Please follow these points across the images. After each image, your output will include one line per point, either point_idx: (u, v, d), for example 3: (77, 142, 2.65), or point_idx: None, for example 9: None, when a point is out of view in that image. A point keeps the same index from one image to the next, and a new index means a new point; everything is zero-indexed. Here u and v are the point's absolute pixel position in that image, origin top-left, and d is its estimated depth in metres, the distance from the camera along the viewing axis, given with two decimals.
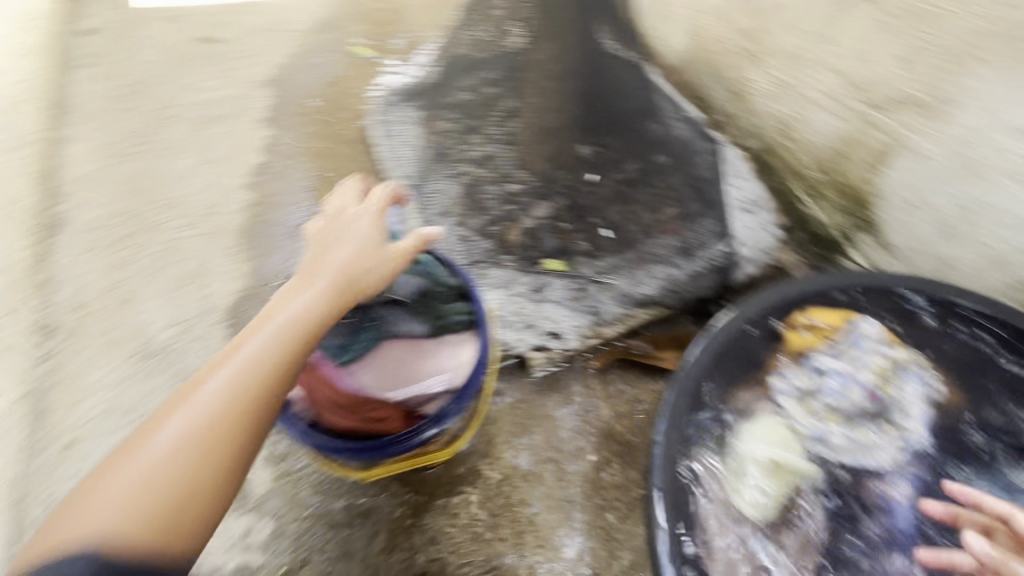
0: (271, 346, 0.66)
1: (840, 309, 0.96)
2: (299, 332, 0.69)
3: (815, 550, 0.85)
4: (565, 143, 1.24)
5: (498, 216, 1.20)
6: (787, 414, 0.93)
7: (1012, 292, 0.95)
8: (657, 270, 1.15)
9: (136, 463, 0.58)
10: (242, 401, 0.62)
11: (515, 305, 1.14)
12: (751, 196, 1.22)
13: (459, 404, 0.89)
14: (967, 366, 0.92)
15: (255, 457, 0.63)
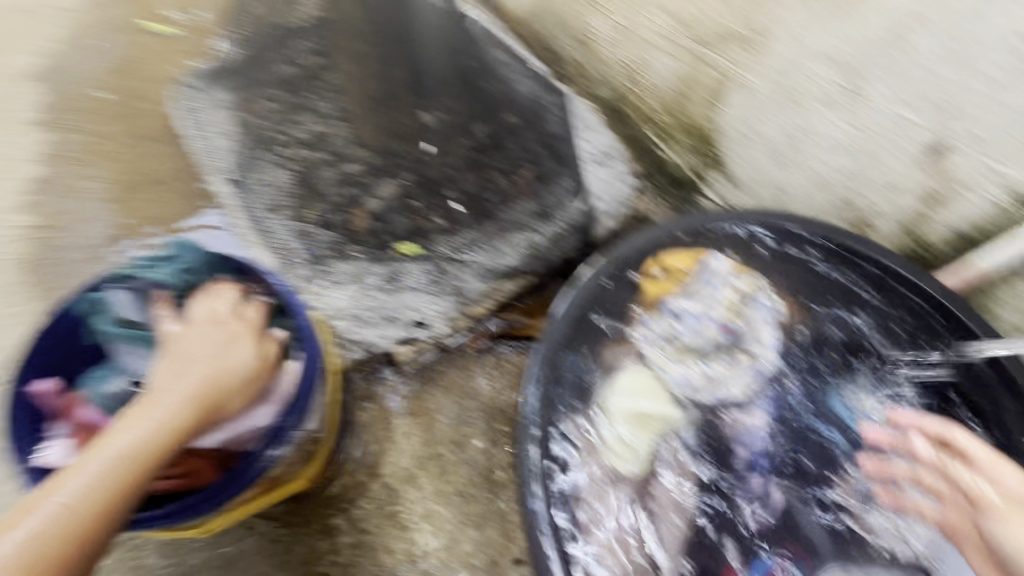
0: (95, 486, 0.63)
1: (688, 248, 0.89)
2: (133, 466, 0.65)
3: (687, 494, 0.83)
4: (406, 111, 1.13)
5: (340, 203, 1.04)
6: (649, 366, 0.88)
7: (840, 212, 1.03)
8: (517, 238, 1.06)
9: None
10: (57, 548, 0.60)
11: (367, 300, 0.99)
12: (603, 148, 1.18)
13: (294, 417, 0.72)
14: (812, 283, 0.91)
15: None
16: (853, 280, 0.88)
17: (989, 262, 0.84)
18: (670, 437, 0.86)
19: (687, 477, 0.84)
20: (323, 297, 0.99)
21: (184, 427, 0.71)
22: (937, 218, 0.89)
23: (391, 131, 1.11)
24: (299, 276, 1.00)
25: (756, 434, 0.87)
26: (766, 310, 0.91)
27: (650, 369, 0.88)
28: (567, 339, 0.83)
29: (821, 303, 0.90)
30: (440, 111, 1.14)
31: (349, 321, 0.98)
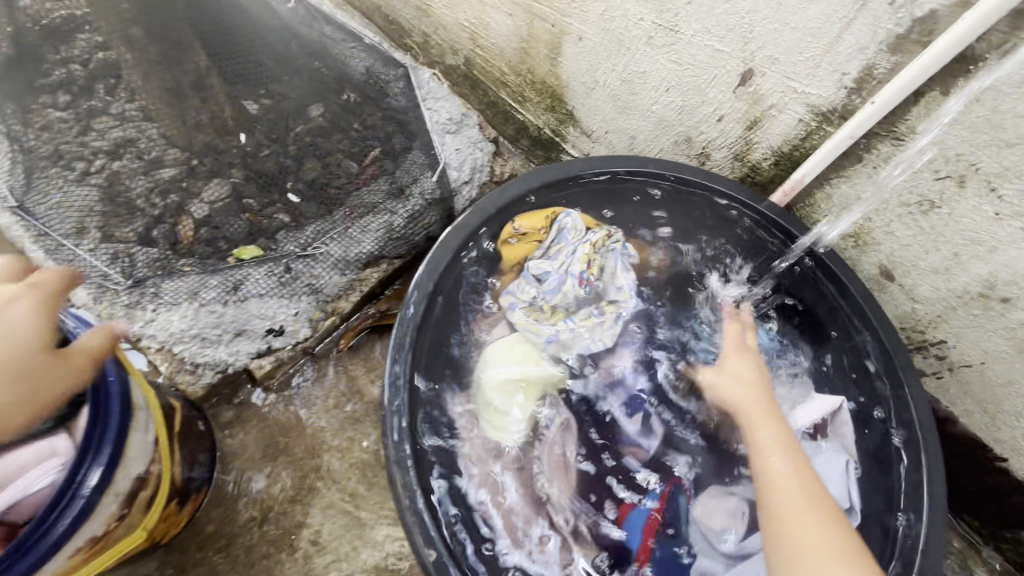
0: None
1: (537, 207, 0.91)
2: None
3: (574, 447, 0.86)
4: (215, 97, 0.96)
5: (157, 214, 0.92)
6: (519, 332, 0.90)
7: (680, 148, 1.09)
8: (371, 222, 1.00)
9: None
10: None
11: (209, 316, 0.89)
12: (450, 116, 1.14)
13: (98, 455, 0.60)
14: (657, 223, 0.99)
15: None
16: (687, 217, 0.97)
17: (804, 172, 0.90)
18: (546, 400, 0.88)
19: (567, 439, 0.87)
20: (154, 323, 0.87)
21: None
22: (759, 141, 0.95)
23: (210, 125, 0.97)
24: (123, 304, 0.86)
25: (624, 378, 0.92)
26: (620, 255, 0.97)
27: (520, 335, 0.90)
28: (428, 321, 0.81)
29: (665, 241, 1.00)
30: (267, 96, 1.02)
31: (192, 343, 0.88)
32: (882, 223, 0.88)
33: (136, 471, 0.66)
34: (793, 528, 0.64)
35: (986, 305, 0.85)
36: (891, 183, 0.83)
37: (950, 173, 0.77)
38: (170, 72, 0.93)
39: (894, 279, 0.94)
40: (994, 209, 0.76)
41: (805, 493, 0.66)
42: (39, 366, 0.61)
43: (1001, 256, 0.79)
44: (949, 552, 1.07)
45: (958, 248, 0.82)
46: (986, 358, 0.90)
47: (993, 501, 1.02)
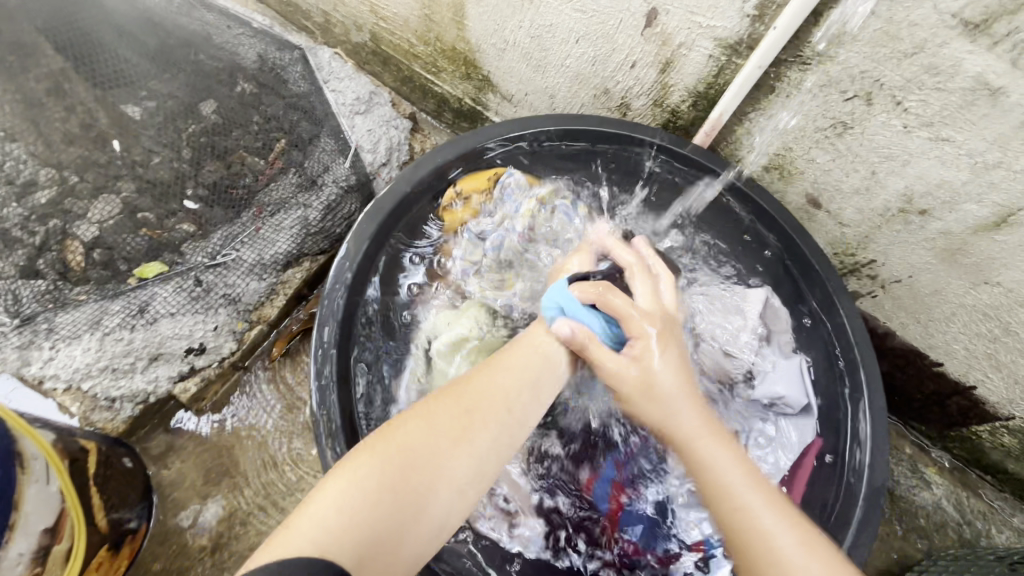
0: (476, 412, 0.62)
1: (477, 169, 0.94)
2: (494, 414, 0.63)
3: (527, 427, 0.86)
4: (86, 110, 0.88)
5: (36, 244, 0.83)
6: (469, 297, 0.95)
7: (598, 103, 1.06)
8: (286, 219, 0.94)
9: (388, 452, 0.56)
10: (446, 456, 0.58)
11: (117, 344, 0.83)
12: (357, 95, 1.07)
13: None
14: (586, 180, 1.01)
15: (387, 526, 0.53)
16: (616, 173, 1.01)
17: (721, 110, 0.88)
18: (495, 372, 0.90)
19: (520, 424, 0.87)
20: (55, 361, 0.80)
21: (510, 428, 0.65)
22: (674, 83, 0.93)
23: (83, 135, 0.88)
24: (14, 345, 0.79)
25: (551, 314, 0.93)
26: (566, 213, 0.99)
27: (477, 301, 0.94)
28: (350, 311, 0.83)
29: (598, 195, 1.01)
30: (149, 98, 0.91)
31: (103, 377, 0.82)
32: (802, 151, 0.88)
33: (39, 526, 0.62)
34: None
35: (906, 219, 0.86)
36: (803, 110, 0.83)
37: (856, 93, 0.76)
38: (17, 83, 0.86)
39: (820, 205, 0.95)
40: (902, 122, 0.76)
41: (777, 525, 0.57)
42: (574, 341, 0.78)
43: (914, 168, 0.80)
44: (900, 459, 1.12)
45: (874, 165, 0.83)
46: (913, 271, 0.92)
47: (934, 405, 1.07)
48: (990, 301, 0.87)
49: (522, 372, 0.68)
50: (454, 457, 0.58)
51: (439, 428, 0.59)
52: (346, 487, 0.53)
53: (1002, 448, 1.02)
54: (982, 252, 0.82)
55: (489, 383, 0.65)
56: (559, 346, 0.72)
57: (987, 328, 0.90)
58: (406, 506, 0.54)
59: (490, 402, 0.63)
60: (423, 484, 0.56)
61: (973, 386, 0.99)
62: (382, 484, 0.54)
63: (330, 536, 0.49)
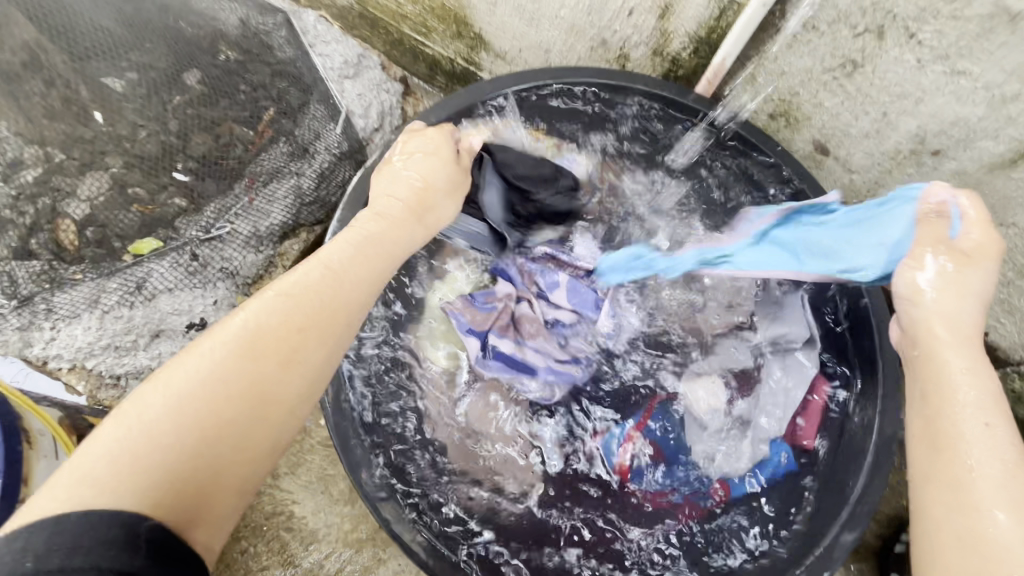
0: (290, 311, 0.50)
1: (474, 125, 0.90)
2: (319, 308, 0.52)
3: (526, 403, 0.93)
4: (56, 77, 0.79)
5: (27, 224, 0.81)
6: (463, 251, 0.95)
7: (595, 55, 1.02)
8: (280, 188, 0.95)
9: (178, 372, 0.46)
10: (257, 365, 0.48)
11: (117, 322, 0.87)
12: (345, 58, 1.06)
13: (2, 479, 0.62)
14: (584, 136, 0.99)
15: (192, 463, 0.44)
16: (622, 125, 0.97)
17: (724, 54, 0.84)
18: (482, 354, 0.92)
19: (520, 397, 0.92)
20: (59, 341, 0.85)
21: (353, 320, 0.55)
22: (674, 29, 0.88)
23: (66, 113, 0.81)
24: (14, 327, 0.82)
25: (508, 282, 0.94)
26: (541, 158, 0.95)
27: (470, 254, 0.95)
28: None
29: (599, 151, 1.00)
30: (132, 70, 0.83)
31: (106, 354, 0.87)
32: (809, 95, 0.85)
33: None
34: (999, 544, 0.46)
35: (918, 161, 0.83)
36: (810, 50, 0.79)
37: (868, 27, 0.72)
38: None
39: (828, 152, 0.92)
40: (916, 57, 0.72)
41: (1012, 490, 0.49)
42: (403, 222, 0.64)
43: (928, 107, 0.76)
44: None
45: (885, 106, 0.79)
46: None
47: None
48: (1004, 243, 0.85)
49: (351, 262, 0.57)
50: (280, 377, 0.49)
51: (263, 347, 0.48)
52: (127, 423, 0.44)
53: (1013, 393, 1.02)
54: (997, 191, 0.80)
55: (309, 277, 0.53)
56: (380, 236, 0.61)
57: (1001, 272, 0.88)
58: (214, 437, 0.45)
59: (313, 294, 0.52)
60: (235, 406, 0.47)
61: (984, 332, 0.97)
62: (173, 413, 0.44)
63: (111, 489, 0.41)
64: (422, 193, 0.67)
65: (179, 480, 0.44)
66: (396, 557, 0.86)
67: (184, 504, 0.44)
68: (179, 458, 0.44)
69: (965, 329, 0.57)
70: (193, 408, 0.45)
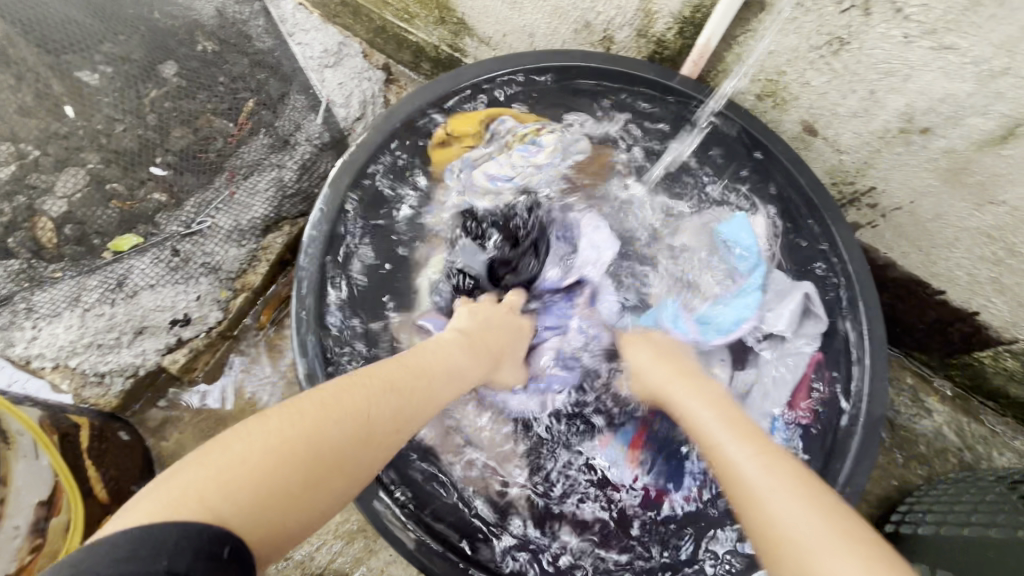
0: (398, 407, 0.58)
1: (470, 108, 0.91)
2: (416, 409, 0.60)
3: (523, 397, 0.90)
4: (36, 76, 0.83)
5: (5, 223, 0.81)
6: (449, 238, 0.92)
7: (580, 39, 1.00)
8: (262, 180, 0.92)
9: (316, 417, 0.51)
10: (369, 445, 0.54)
11: (99, 319, 0.83)
12: (325, 47, 1.01)
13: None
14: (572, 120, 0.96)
15: (301, 513, 0.48)
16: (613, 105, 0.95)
17: (709, 34, 0.83)
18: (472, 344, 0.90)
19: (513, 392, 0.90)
20: (39, 341, 0.81)
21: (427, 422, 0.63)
22: (658, 9, 0.86)
23: (40, 107, 0.83)
24: None
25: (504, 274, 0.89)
26: (534, 147, 0.92)
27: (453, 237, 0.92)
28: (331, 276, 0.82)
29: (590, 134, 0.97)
30: (105, 62, 0.86)
31: (89, 353, 0.83)
32: (797, 74, 0.83)
33: (32, 500, 0.64)
34: (782, 529, 0.49)
35: (907, 140, 0.82)
36: (796, 28, 0.77)
37: (853, 2, 0.70)
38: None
39: (817, 132, 0.90)
40: (902, 32, 0.71)
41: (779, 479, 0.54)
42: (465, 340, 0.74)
43: (916, 84, 0.75)
44: (902, 389, 1.11)
45: (873, 84, 0.78)
46: (914, 196, 0.88)
47: (937, 334, 1.05)
48: (994, 222, 0.84)
49: (441, 369, 0.67)
50: (364, 447, 0.53)
51: (373, 426, 0.55)
52: (259, 448, 0.47)
53: (1005, 373, 1.01)
54: (987, 169, 0.78)
55: (415, 379, 0.62)
56: (456, 354, 0.71)
57: (992, 252, 0.87)
58: (324, 494, 0.49)
59: (419, 395, 0.61)
60: (345, 472, 0.51)
61: (975, 312, 0.97)
62: (302, 454, 0.48)
63: (216, 505, 0.43)
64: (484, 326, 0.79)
65: (281, 521, 0.46)
66: (386, 548, 0.86)
67: (268, 544, 0.45)
68: (271, 499, 0.45)
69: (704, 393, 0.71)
70: (319, 459, 0.49)
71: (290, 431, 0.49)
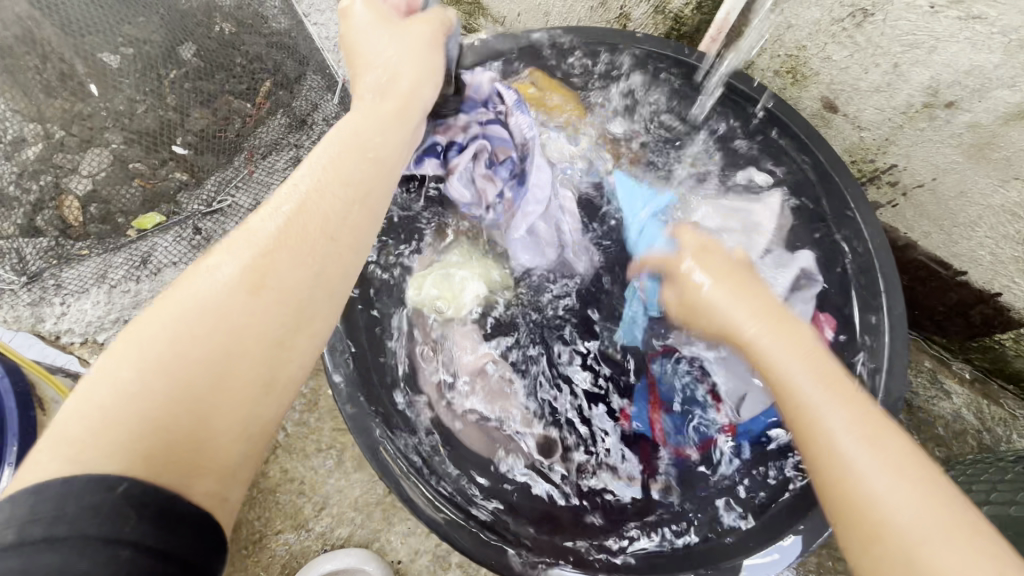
0: (271, 249, 0.48)
1: None
2: (303, 238, 0.50)
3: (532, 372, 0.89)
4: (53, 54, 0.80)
5: (33, 201, 0.82)
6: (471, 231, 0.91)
7: (597, 16, 0.99)
8: (279, 159, 0.95)
9: (161, 317, 0.46)
10: (246, 312, 0.47)
11: (125, 295, 0.89)
12: (342, 29, 1.03)
13: None
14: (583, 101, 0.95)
15: (185, 415, 0.43)
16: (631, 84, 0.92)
17: (728, 8, 0.86)
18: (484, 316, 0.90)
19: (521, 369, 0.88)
20: (68, 316, 0.87)
21: (342, 246, 0.52)
22: None
23: (64, 88, 0.80)
24: (25, 303, 0.87)
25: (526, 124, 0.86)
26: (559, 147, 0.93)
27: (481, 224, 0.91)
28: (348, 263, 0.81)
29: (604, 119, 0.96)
30: (128, 45, 0.82)
31: (116, 327, 0.88)
32: (817, 49, 0.82)
33: None
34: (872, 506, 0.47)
35: (931, 115, 0.81)
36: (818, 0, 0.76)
37: None
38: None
39: (837, 109, 0.89)
40: (929, 1, 0.69)
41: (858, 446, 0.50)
42: (369, 133, 0.56)
43: (941, 56, 0.73)
44: (920, 372, 1.10)
45: (897, 57, 0.76)
46: (937, 173, 0.87)
47: (959, 316, 1.03)
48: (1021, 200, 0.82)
49: (334, 180, 0.52)
50: (248, 316, 0.47)
51: (237, 286, 0.47)
52: (108, 376, 0.43)
53: None
54: (1013, 144, 0.76)
55: (289, 207, 0.50)
56: (360, 161, 0.54)
57: (1014, 230, 0.85)
58: (209, 384, 0.45)
59: (302, 226, 0.50)
60: (225, 350, 0.46)
61: (998, 293, 0.95)
62: (161, 363, 0.44)
63: (95, 447, 0.40)
64: (389, 95, 0.57)
65: (170, 435, 0.42)
66: (404, 521, 0.88)
67: (175, 461, 0.42)
68: (149, 416, 0.42)
69: (748, 310, 0.61)
70: (177, 358, 0.44)
71: (134, 345, 0.44)
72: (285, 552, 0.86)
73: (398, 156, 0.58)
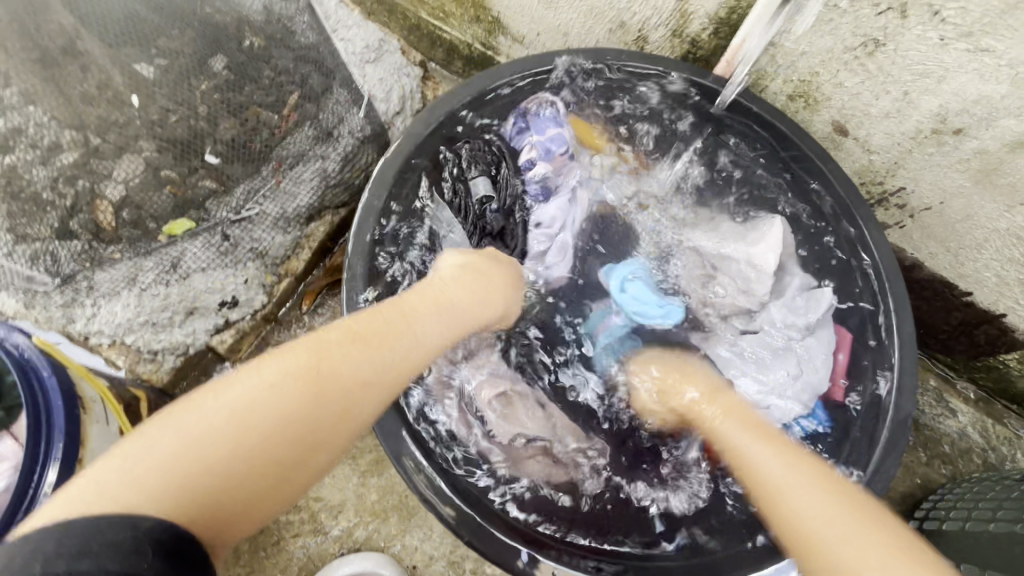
0: (357, 363, 0.60)
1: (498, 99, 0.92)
2: (388, 371, 0.62)
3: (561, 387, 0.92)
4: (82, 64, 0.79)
5: (67, 206, 0.84)
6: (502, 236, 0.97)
7: (614, 38, 1.02)
8: (305, 171, 1.00)
9: (256, 383, 0.54)
10: (317, 414, 0.56)
11: (155, 299, 0.93)
12: (367, 43, 1.11)
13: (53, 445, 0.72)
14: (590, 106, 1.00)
15: (241, 490, 0.51)
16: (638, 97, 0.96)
17: (745, 35, 0.84)
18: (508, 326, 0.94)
19: None
20: (98, 318, 0.91)
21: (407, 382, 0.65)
22: (694, 10, 0.88)
23: (102, 97, 0.82)
24: (58, 303, 0.89)
25: (561, 145, 0.96)
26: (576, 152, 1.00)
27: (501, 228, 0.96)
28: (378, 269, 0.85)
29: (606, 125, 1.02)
30: (161, 56, 0.85)
31: (143, 331, 0.94)
32: (829, 75, 0.85)
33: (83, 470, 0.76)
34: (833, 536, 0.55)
35: (939, 141, 0.83)
36: (832, 30, 0.79)
37: (890, 5, 0.72)
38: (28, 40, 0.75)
39: (847, 132, 0.92)
40: (939, 34, 0.72)
41: (810, 478, 0.62)
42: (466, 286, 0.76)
43: (951, 85, 0.76)
44: (926, 390, 1.12)
45: (907, 85, 0.79)
46: (944, 197, 0.89)
47: (964, 335, 1.05)
48: None
49: (428, 328, 0.68)
50: (317, 419, 0.56)
51: (321, 380, 0.57)
52: (197, 420, 0.51)
53: None
54: (1018, 170, 0.79)
55: (386, 333, 0.64)
56: (450, 312, 0.72)
57: (1020, 253, 0.88)
58: (271, 468, 0.53)
59: (389, 356, 0.63)
60: (293, 440, 0.55)
61: (1003, 314, 0.97)
62: (245, 432, 0.52)
63: (160, 485, 0.47)
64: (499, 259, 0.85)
65: (222, 502, 0.50)
66: (419, 526, 0.89)
67: (213, 517, 0.49)
68: (217, 476, 0.50)
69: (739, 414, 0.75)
70: (259, 434, 0.53)
71: (228, 401, 0.53)
72: (303, 554, 0.88)
73: (471, 311, 0.75)
